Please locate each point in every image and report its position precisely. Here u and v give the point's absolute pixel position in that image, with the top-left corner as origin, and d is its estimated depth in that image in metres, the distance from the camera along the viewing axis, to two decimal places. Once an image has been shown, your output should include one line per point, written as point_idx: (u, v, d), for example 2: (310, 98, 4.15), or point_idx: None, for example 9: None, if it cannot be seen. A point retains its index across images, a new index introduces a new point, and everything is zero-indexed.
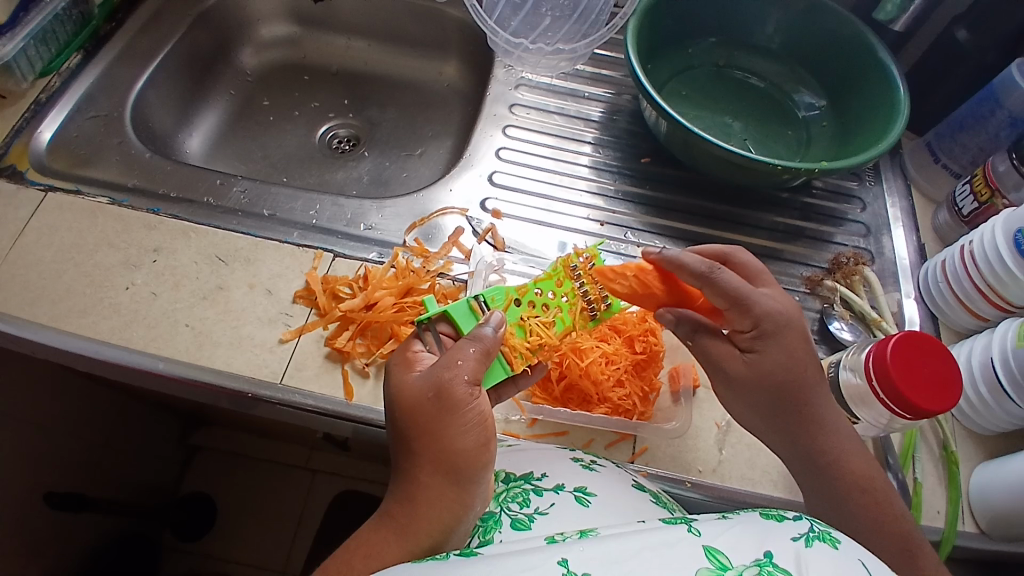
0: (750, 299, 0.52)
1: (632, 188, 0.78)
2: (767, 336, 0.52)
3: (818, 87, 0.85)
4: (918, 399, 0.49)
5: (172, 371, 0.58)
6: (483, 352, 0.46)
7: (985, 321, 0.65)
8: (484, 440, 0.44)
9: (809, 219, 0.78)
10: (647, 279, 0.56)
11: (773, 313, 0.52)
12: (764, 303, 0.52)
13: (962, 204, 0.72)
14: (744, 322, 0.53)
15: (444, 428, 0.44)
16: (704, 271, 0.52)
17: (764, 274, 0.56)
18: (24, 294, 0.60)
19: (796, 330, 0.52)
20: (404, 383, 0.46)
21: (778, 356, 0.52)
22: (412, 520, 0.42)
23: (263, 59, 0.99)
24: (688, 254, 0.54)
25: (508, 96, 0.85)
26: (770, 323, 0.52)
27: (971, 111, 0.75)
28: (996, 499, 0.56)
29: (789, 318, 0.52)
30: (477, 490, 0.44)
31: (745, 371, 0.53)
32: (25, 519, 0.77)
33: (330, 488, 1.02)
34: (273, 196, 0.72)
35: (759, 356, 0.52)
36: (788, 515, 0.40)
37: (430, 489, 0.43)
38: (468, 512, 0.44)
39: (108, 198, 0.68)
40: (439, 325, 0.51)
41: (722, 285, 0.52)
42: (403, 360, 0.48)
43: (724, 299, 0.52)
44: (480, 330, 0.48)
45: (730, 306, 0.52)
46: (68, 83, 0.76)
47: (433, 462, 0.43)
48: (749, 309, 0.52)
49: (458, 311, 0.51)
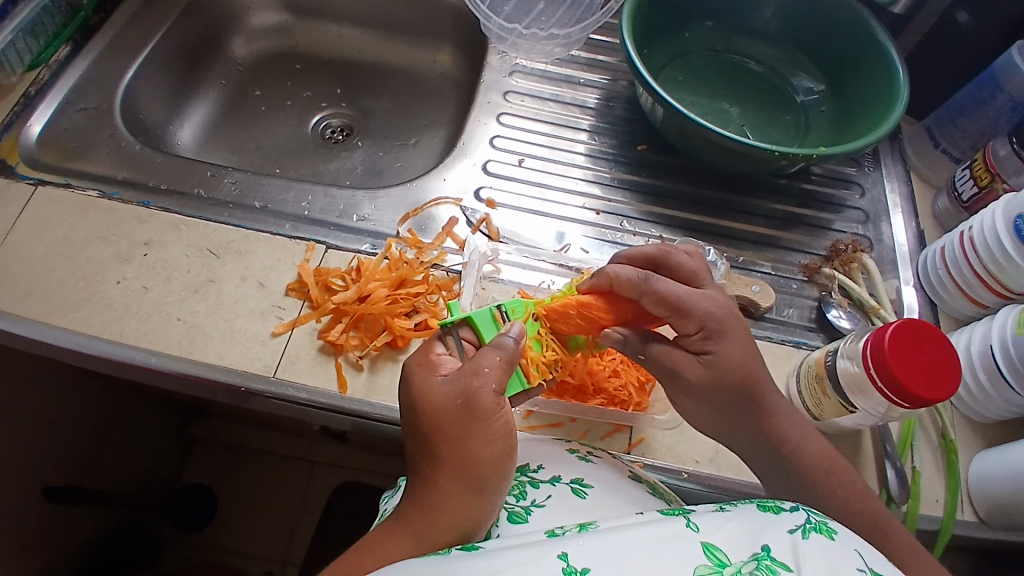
0: (688, 300, 0.51)
1: (627, 176, 0.77)
2: (715, 335, 0.51)
3: (816, 71, 0.84)
4: (916, 389, 0.49)
5: (164, 365, 0.57)
6: (506, 362, 0.47)
7: (985, 307, 0.65)
8: (509, 450, 0.44)
9: (807, 206, 0.77)
10: (592, 312, 0.53)
11: (715, 311, 0.51)
12: (704, 302, 0.51)
13: (962, 189, 0.71)
14: (688, 324, 0.51)
15: (470, 436, 0.43)
16: (637, 280, 0.52)
17: (702, 270, 0.56)
18: (14, 290, 0.60)
19: (741, 325, 0.52)
20: (428, 387, 0.45)
21: (732, 353, 0.50)
22: (432, 526, 0.41)
23: (254, 48, 0.98)
24: (621, 268, 0.53)
25: (502, 83, 0.84)
26: (715, 322, 0.51)
27: (971, 94, 0.74)
28: (994, 489, 0.56)
29: (731, 314, 0.52)
30: (497, 499, 0.43)
31: (704, 373, 0.50)
32: (24, 514, 0.77)
33: (330, 478, 1.02)
34: (264, 187, 0.71)
35: (715, 356, 0.50)
36: (785, 506, 0.39)
37: (453, 497, 0.42)
38: (486, 521, 0.43)
39: (98, 191, 0.67)
40: (462, 330, 0.51)
41: (657, 289, 0.51)
42: (426, 363, 0.47)
43: (663, 306, 0.51)
44: (502, 339, 0.48)
45: (670, 312, 0.51)
46: (57, 75, 0.75)
47: (457, 470, 0.42)
48: (690, 309, 0.51)
49: (481, 319, 0.51)
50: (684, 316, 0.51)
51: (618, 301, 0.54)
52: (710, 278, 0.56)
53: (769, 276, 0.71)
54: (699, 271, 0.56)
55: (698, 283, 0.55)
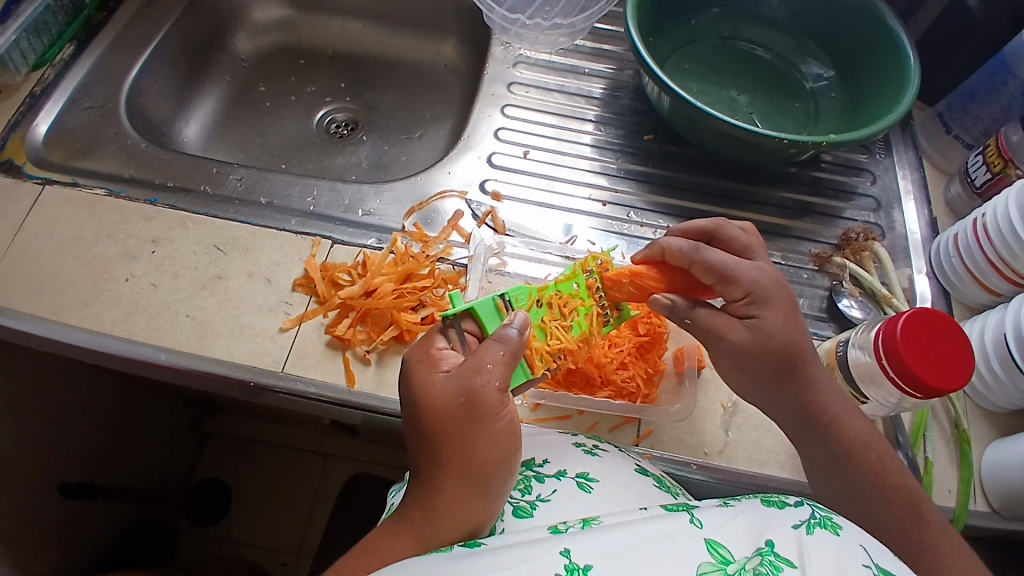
0: (737, 267, 0.51)
1: (634, 167, 0.77)
2: (761, 301, 0.50)
3: (825, 57, 0.83)
4: (926, 378, 0.48)
5: (174, 361, 0.57)
6: (510, 355, 0.46)
7: (998, 295, 0.64)
8: (512, 448, 0.44)
9: (817, 194, 0.76)
10: (644, 282, 0.54)
11: (762, 279, 0.51)
12: (752, 271, 0.51)
13: (975, 175, 0.70)
14: (735, 290, 0.51)
15: (474, 436, 0.43)
16: (688, 248, 0.53)
17: (755, 245, 0.55)
18: (25, 288, 0.60)
19: (787, 296, 0.51)
20: (430, 384, 0.45)
21: (776, 321, 0.50)
22: (436, 526, 0.41)
23: (258, 44, 0.98)
24: (673, 238, 0.55)
25: (506, 74, 0.83)
26: (761, 289, 0.51)
27: (982, 82, 0.73)
28: (1008, 477, 0.55)
29: (779, 284, 0.51)
30: (501, 497, 0.43)
31: (747, 337, 0.50)
32: (41, 511, 0.78)
33: (341, 470, 1.02)
34: (270, 182, 0.71)
35: (758, 321, 0.50)
36: (790, 500, 0.40)
37: (457, 497, 0.42)
38: (490, 519, 0.43)
39: (105, 189, 0.67)
40: (464, 322, 0.51)
41: (707, 256, 0.52)
42: (427, 358, 0.47)
43: (711, 273, 0.52)
44: (505, 331, 0.48)
45: (719, 279, 0.52)
46: (63, 75, 0.75)
47: (461, 470, 0.42)
48: (738, 276, 0.51)
49: (484, 309, 0.51)
50: (731, 282, 0.51)
51: (670, 272, 0.56)
52: (762, 253, 0.55)
53: (779, 265, 0.70)
54: (752, 246, 0.55)
55: (751, 256, 0.55)
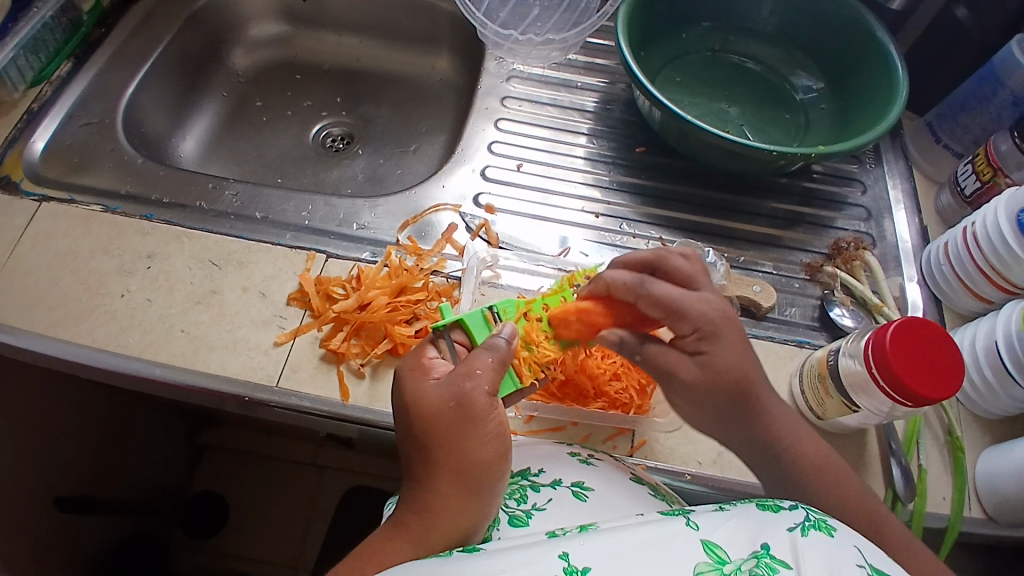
0: (682, 301, 0.50)
1: (626, 178, 0.77)
2: (710, 337, 0.50)
3: (815, 69, 0.84)
4: (919, 389, 0.48)
5: (170, 377, 0.58)
6: (498, 362, 0.47)
7: (990, 303, 0.64)
8: (504, 451, 0.44)
9: (810, 204, 0.77)
10: (591, 317, 0.55)
11: (709, 313, 0.50)
12: (699, 304, 0.50)
13: (964, 184, 0.71)
14: (682, 326, 0.50)
15: (466, 438, 0.43)
16: (633, 282, 0.52)
17: (700, 273, 0.54)
18: (20, 303, 0.60)
19: (737, 330, 0.51)
20: (422, 390, 0.45)
21: (726, 355, 0.50)
22: (429, 530, 0.41)
23: (255, 60, 0.98)
24: (617, 273, 0.53)
25: (499, 88, 0.84)
26: (710, 323, 0.50)
27: (971, 92, 0.74)
28: (1002, 485, 0.55)
29: (727, 317, 0.51)
30: (494, 501, 0.43)
31: (698, 375, 0.50)
32: (35, 529, 0.77)
33: (338, 484, 1.02)
34: (266, 198, 0.71)
35: (708, 358, 0.50)
36: (784, 504, 0.39)
37: (449, 499, 0.42)
38: (484, 523, 0.43)
39: (101, 205, 0.68)
40: (453, 333, 0.52)
41: (653, 291, 0.51)
42: (418, 367, 0.47)
43: (657, 308, 0.51)
44: (494, 340, 0.48)
45: (666, 314, 0.51)
46: (59, 91, 0.76)
47: (453, 472, 0.42)
48: (686, 311, 0.50)
49: (473, 320, 0.52)
50: (679, 317, 0.50)
51: (618, 305, 0.54)
52: (708, 280, 0.54)
53: (771, 276, 0.71)
54: (696, 273, 0.54)
55: (696, 286, 0.53)
